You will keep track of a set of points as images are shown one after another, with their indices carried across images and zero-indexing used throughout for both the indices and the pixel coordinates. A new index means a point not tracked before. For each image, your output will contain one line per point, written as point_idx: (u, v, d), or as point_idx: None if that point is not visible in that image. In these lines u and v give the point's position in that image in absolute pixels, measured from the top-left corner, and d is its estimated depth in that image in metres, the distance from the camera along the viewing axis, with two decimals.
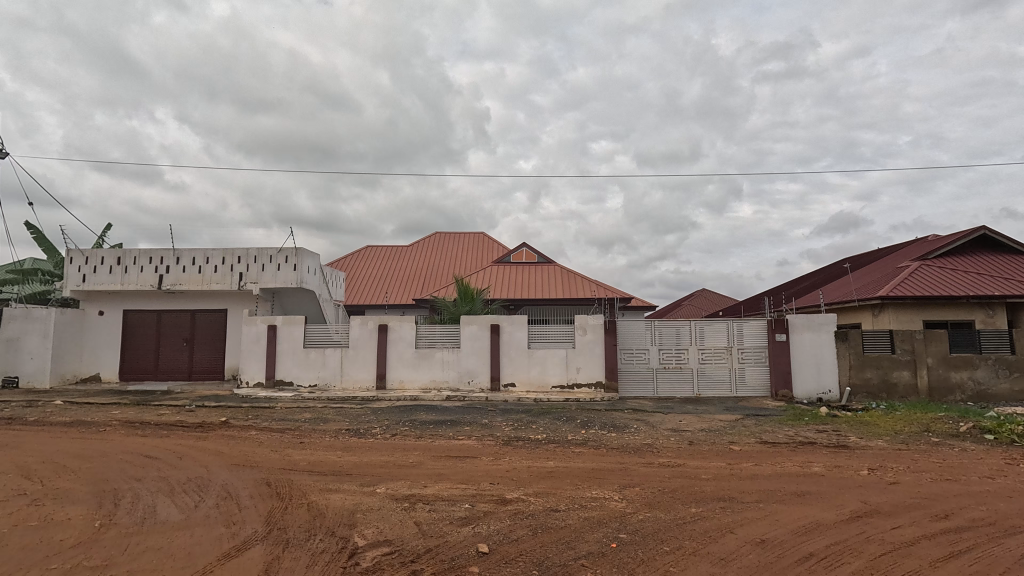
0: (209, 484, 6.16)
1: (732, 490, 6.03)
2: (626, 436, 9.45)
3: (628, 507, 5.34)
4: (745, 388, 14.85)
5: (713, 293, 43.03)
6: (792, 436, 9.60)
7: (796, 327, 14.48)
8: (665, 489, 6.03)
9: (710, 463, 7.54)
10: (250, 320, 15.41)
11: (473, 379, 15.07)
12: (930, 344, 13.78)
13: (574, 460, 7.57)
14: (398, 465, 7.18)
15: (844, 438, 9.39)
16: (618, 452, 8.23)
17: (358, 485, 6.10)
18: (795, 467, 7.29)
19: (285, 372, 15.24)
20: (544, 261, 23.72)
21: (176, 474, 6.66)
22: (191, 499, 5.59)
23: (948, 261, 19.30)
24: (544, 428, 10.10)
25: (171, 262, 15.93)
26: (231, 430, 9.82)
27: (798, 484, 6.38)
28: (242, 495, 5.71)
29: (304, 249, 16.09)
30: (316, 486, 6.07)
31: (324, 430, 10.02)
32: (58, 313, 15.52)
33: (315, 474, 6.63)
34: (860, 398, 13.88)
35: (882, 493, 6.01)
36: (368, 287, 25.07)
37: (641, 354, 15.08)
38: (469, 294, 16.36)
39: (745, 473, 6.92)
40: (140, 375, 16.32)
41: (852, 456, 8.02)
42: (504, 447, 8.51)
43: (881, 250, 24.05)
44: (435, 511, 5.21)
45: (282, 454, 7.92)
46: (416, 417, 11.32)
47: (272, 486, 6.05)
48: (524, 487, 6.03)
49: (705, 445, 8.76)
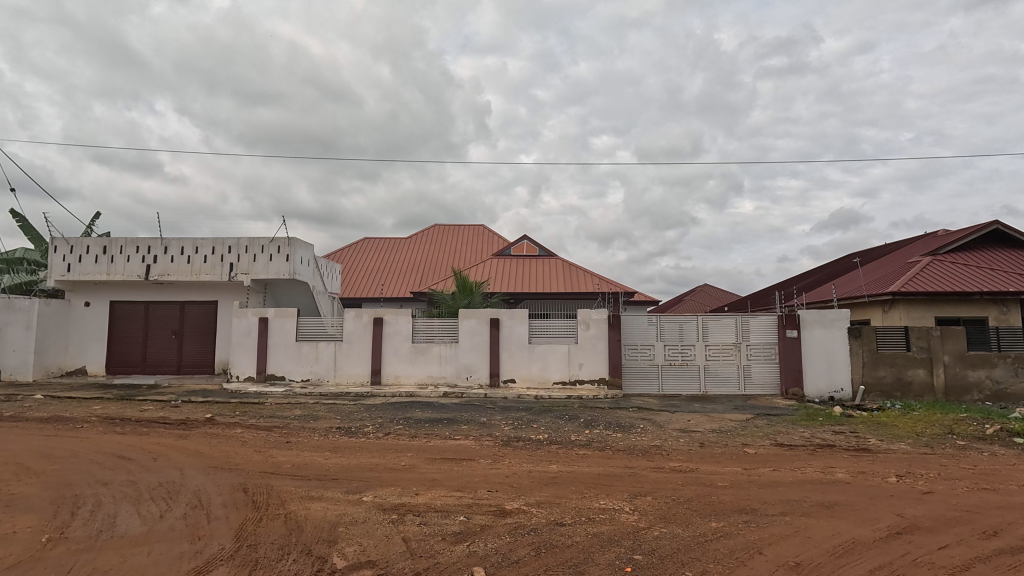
0: (180, 491, 5.63)
1: (753, 501, 5.50)
2: (632, 437, 8.89)
3: (643, 521, 4.80)
4: (753, 386, 14.31)
5: (716, 287, 42.42)
6: (809, 438, 9.05)
7: (807, 323, 13.95)
8: (680, 499, 5.51)
9: (724, 468, 7.02)
10: (240, 312, 14.89)
11: (471, 375, 14.54)
12: (947, 342, 13.23)
13: (579, 464, 7.02)
14: (389, 469, 6.66)
15: (865, 440, 8.84)
16: (625, 455, 7.69)
17: (342, 492, 5.55)
18: (817, 473, 6.77)
19: (277, 366, 14.73)
20: (545, 254, 23.14)
21: (146, 478, 6.11)
22: (157, 508, 5.05)
23: (960, 257, 18.73)
24: (545, 428, 9.55)
25: (159, 252, 15.36)
26: (214, 428, 9.26)
27: (824, 493, 5.85)
28: (214, 504, 5.18)
29: (297, 240, 15.52)
30: (297, 493, 5.52)
31: (312, 429, 9.46)
32: (41, 304, 14.93)
33: (300, 479, 6.10)
34: (873, 397, 13.37)
35: (919, 505, 5.46)
36: (364, 280, 24.53)
37: (645, 350, 14.54)
38: (468, 287, 15.83)
39: (764, 480, 6.39)
40: (127, 368, 15.79)
41: (875, 461, 7.49)
42: (504, 449, 7.96)
43: (890, 246, 23.46)
44: (426, 525, 4.66)
45: (265, 455, 7.37)
46: (411, 415, 10.75)
47: (249, 493, 5.51)
48: (525, 496, 5.50)
49: (717, 448, 8.23)
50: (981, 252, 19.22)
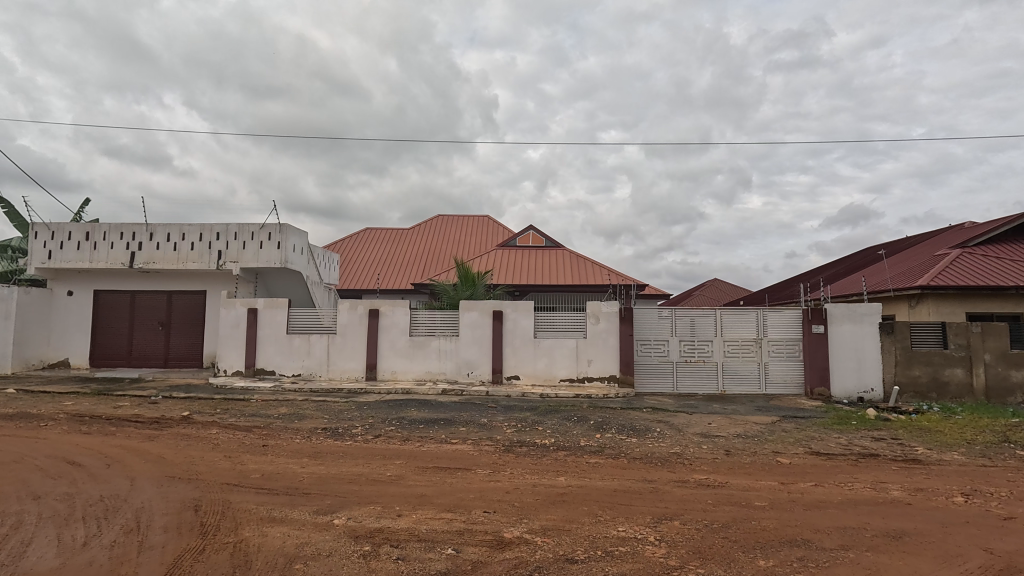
0: (120, 508, 4.76)
1: (804, 529, 4.56)
2: (649, 443, 7.94)
3: (675, 559, 3.87)
4: (774, 385, 13.32)
5: (728, 283, 41.27)
6: (847, 446, 8.09)
7: (835, 319, 12.93)
8: (716, 526, 4.59)
9: (758, 482, 6.09)
10: (228, 304, 14.07)
11: (472, 371, 13.66)
12: (988, 339, 12.13)
13: (592, 477, 6.08)
14: (373, 480, 5.78)
15: (911, 449, 7.86)
16: (642, 465, 6.75)
17: (311, 513, 4.66)
18: (869, 491, 5.81)
19: (267, 361, 13.90)
20: (552, 245, 22.18)
21: (86, 491, 5.24)
22: (84, 533, 4.19)
23: (992, 249, 17.62)
24: (552, 431, 8.64)
25: (144, 238, 14.57)
26: (188, 429, 8.40)
27: (882, 518, 4.91)
28: (153, 528, 4.30)
29: (289, 226, 14.69)
30: (258, 514, 4.63)
31: (295, 430, 8.58)
32: (20, 292, 14.16)
33: (266, 494, 5.21)
34: (907, 398, 12.35)
35: (1009, 537, 4.50)
36: (364, 271, 23.70)
37: (660, 346, 13.57)
38: (471, 278, 14.92)
39: (809, 499, 5.45)
40: (112, 361, 15.05)
41: (930, 475, 6.52)
42: (505, 456, 7.06)
43: (915, 238, 22.33)
44: (405, 561, 3.76)
45: (234, 463, 6.49)
46: (406, 415, 9.84)
47: (200, 513, 4.63)
48: (528, 519, 4.59)
49: (746, 457, 7.31)
50: (1015, 244, 18.06)
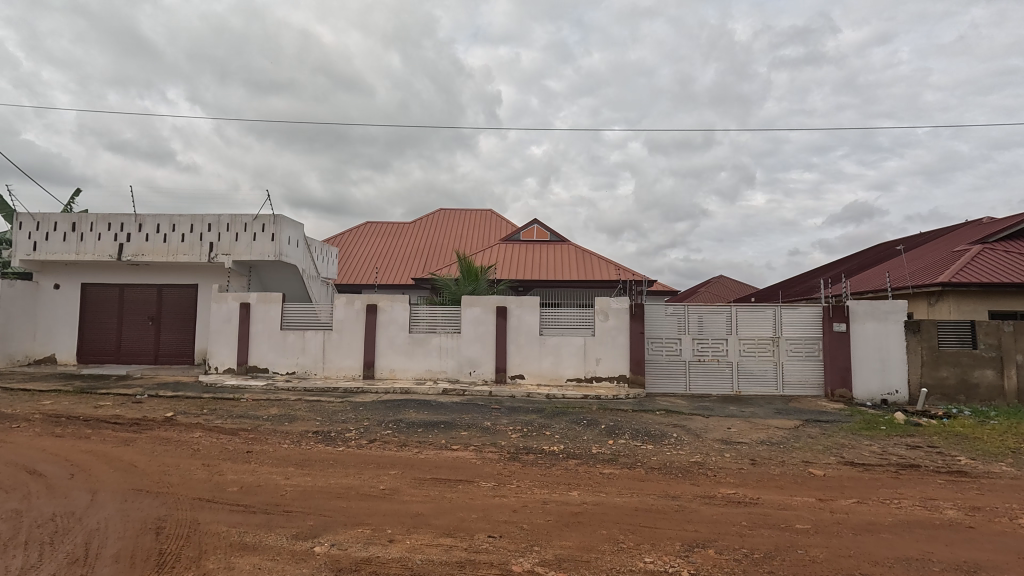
0: (72, 530, 4.15)
1: (859, 560, 3.92)
2: (667, 451, 7.30)
3: None
4: (792, 386, 12.67)
5: (733, 280, 40.62)
6: (882, 455, 7.43)
7: (857, 316, 12.23)
8: (758, 556, 3.96)
9: (792, 497, 5.47)
10: (220, 298, 13.47)
11: (475, 370, 13.05)
12: (1021, 339, 11.44)
13: (607, 492, 5.43)
14: (364, 494, 5.16)
15: (953, 459, 7.20)
16: (662, 477, 6.12)
17: (289, 538, 4.04)
18: (921, 510, 5.16)
19: (260, 357, 13.31)
20: (556, 239, 21.51)
21: (39, 508, 4.64)
22: (18, 566, 3.54)
23: (1015, 245, 16.86)
24: (560, 436, 8.00)
25: (133, 229, 13.96)
26: (168, 432, 7.80)
27: (949, 548, 4.24)
28: (102, 558, 3.67)
29: (283, 217, 14.06)
30: (226, 540, 4.00)
31: (284, 433, 7.98)
32: (5, 285, 13.59)
33: (241, 512, 4.58)
34: (934, 401, 11.67)
35: None
36: (363, 266, 23.07)
37: (672, 345, 12.92)
38: (473, 273, 14.27)
39: (856, 522, 4.78)
40: (101, 358, 14.50)
41: (983, 491, 5.86)
42: (511, 466, 6.42)
43: (932, 234, 21.58)
44: None
45: (212, 472, 5.88)
46: (404, 417, 9.24)
47: (162, 538, 4.01)
48: (539, 548, 3.95)
49: (775, 467, 6.66)
50: None
